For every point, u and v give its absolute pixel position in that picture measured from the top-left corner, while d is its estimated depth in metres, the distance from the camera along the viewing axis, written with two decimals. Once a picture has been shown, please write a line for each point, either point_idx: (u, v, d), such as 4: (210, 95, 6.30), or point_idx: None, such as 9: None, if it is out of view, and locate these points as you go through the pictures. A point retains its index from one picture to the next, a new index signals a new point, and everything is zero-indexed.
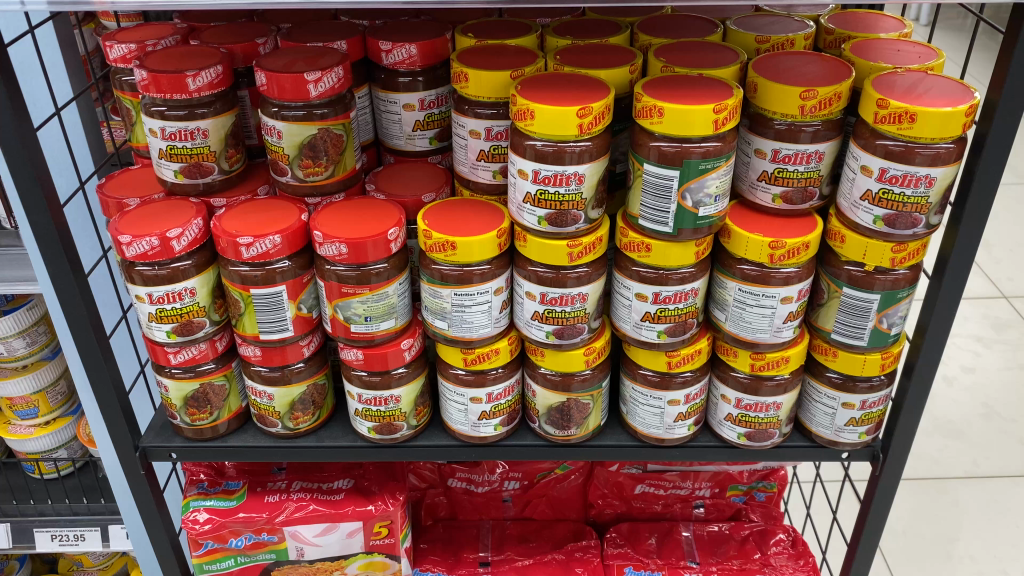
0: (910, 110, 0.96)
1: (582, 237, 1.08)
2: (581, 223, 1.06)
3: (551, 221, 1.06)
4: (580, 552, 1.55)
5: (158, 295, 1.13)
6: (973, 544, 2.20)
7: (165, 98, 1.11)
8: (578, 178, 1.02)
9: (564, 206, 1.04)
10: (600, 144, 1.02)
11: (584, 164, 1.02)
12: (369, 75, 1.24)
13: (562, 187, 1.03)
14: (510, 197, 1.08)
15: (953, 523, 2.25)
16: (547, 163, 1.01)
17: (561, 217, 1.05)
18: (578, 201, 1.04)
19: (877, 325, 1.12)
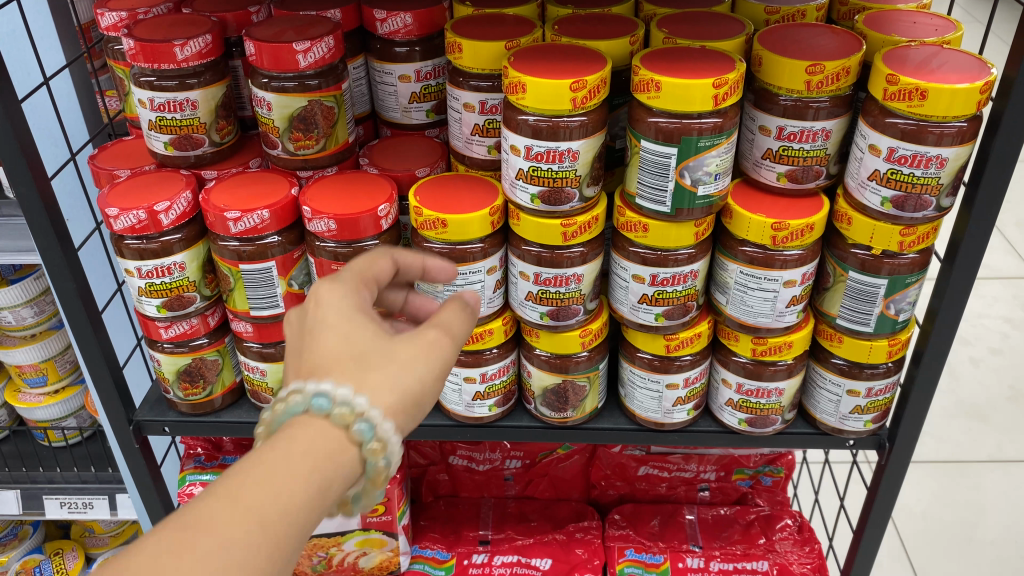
0: (921, 87, 0.91)
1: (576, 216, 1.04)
2: (576, 202, 1.03)
3: (545, 200, 1.02)
4: (580, 533, 1.52)
5: (148, 270, 1.11)
6: (994, 529, 2.14)
7: (154, 67, 1.09)
8: (572, 155, 0.98)
9: (558, 183, 1.00)
10: (596, 119, 0.98)
11: (579, 140, 0.98)
12: (365, 45, 1.20)
13: (555, 164, 0.99)
14: (504, 173, 1.05)
15: (974, 507, 2.20)
16: (541, 139, 0.97)
17: (556, 195, 1.01)
18: (572, 179, 1.00)
19: (884, 311, 1.07)
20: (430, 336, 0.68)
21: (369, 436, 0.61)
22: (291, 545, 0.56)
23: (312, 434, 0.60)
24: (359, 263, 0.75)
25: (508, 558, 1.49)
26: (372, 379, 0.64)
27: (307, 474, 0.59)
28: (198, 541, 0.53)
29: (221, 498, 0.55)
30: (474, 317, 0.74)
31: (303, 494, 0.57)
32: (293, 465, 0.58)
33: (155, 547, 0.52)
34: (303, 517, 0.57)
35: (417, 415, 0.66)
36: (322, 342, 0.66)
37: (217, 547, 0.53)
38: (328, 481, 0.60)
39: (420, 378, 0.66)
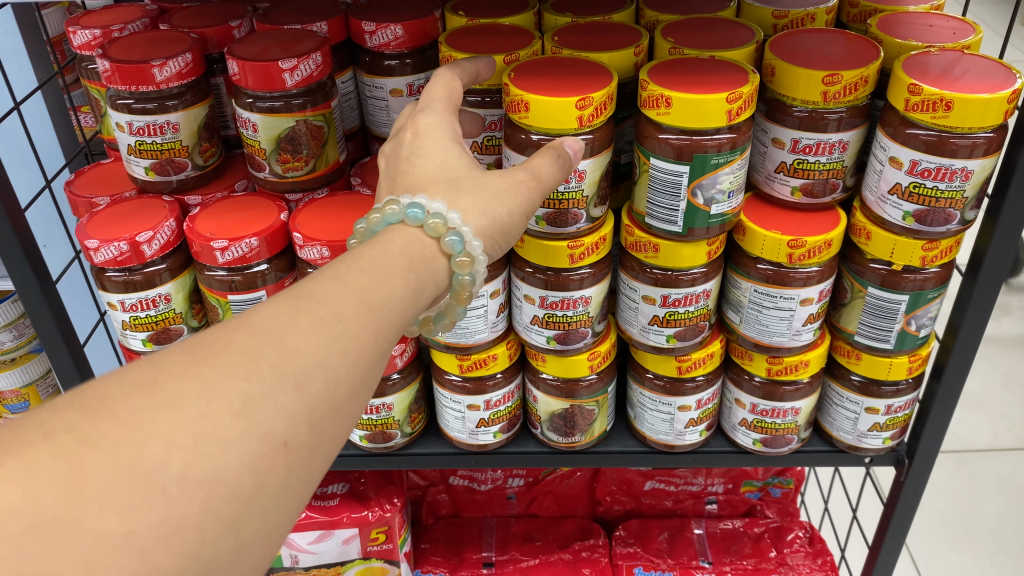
0: (946, 98, 0.86)
1: (583, 237, 0.99)
2: (583, 223, 0.97)
3: (550, 221, 0.97)
4: (587, 552, 1.48)
5: (132, 303, 1.05)
6: (993, 520, 2.09)
7: (131, 89, 1.03)
8: (578, 174, 0.93)
9: (563, 204, 0.95)
10: (601, 137, 0.93)
11: (585, 159, 0.92)
12: (353, 58, 1.15)
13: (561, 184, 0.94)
14: None
15: (971, 499, 2.15)
16: None
17: (561, 217, 0.96)
18: (579, 199, 0.95)
19: (904, 327, 1.03)
20: (514, 177, 0.79)
21: (458, 250, 0.72)
22: (390, 331, 0.62)
23: (410, 238, 0.70)
24: (439, 90, 0.86)
25: None
26: (463, 201, 0.76)
27: (406, 272, 0.67)
28: (313, 310, 0.58)
29: (333, 278, 0.61)
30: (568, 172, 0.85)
31: (400, 289, 0.64)
32: (391, 264, 0.66)
33: (274, 310, 0.57)
34: (401, 311, 0.64)
35: (499, 243, 0.79)
36: (418, 167, 0.78)
37: (331, 319, 0.58)
38: (419, 284, 0.67)
39: (505, 210, 0.78)
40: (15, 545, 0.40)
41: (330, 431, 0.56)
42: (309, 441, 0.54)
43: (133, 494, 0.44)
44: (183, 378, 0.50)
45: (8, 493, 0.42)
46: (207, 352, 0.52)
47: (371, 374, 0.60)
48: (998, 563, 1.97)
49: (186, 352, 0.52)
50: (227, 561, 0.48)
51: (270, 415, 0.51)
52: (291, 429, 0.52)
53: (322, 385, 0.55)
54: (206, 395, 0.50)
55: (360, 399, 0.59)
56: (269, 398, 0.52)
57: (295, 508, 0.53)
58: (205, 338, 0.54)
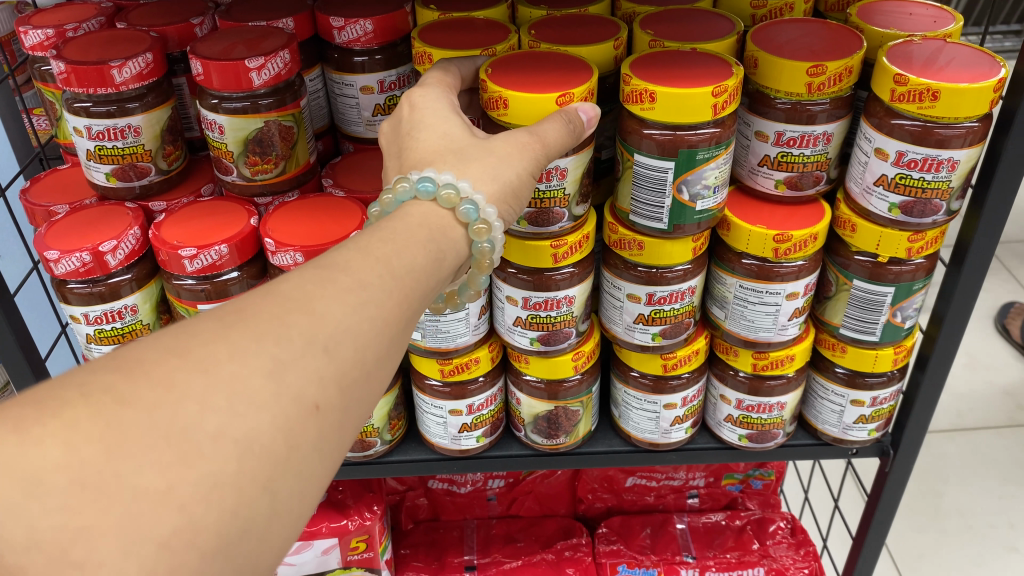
0: (932, 88, 0.85)
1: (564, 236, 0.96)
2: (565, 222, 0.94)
3: (531, 221, 0.94)
4: (570, 552, 1.45)
5: (95, 316, 1.01)
6: (961, 499, 2.02)
7: (89, 92, 0.98)
8: (560, 173, 0.90)
9: (545, 203, 0.92)
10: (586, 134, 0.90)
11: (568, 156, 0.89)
12: (321, 55, 1.11)
13: (542, 183, 0.90)
14: None
15: (938, 477, 2.08)
16: None
17: (543, 216, 0.93)
18: (561, 198, 0.92)
19: (890, 319, 1.02)
20: (521, 141, 0.79)
21: (474, 217, 0.73)
22: (416, 297, 0.63)
23: (426, 211, 0.72)
24: (434, 74, 0.88)
25: None
26: (472, 168, 0.76)
27: (428, 244, 0.68)
28: (337, 279, 0.58)
29: (354, 249, 0.61)
30: (575, 139, 0.84)
31: (422, 260, 0.65)
32: (409, 234, 0.67)
33: (299, 279, 0.57)
34: (424, 279, 0.64)
35: (510, 211, 0.80)
36: (421, 142, 0.79)
37: (357, 287, 0.58)
38: (439, 252, 0.68)
39: (514, 173, 0.78)
40: (60, 500, 0.41)
41: (359, 397, 0.56)
42: (340, 405, 0.54)
43: (172, 452, 0.45)
44: (217, 342, 0.50)
45: (52, 449, 0.42)
46: (239, 319, 0.52)
47: (396, 340, 0.60)
48: (967, 542, 1.91)
49: (218, 322, 0.52)
50: (264, 523, 0.48)
51: (302, 377, 0.52)
52: (323, 393, 0.53)
53: (352, 350, 0.55)
54: (237, 357, 0.50)
55: (386, 365, 0.59)
56: (299, 361, 0.52)
57: (329, 469, 0.54)
58: (236, 306, 0.54)
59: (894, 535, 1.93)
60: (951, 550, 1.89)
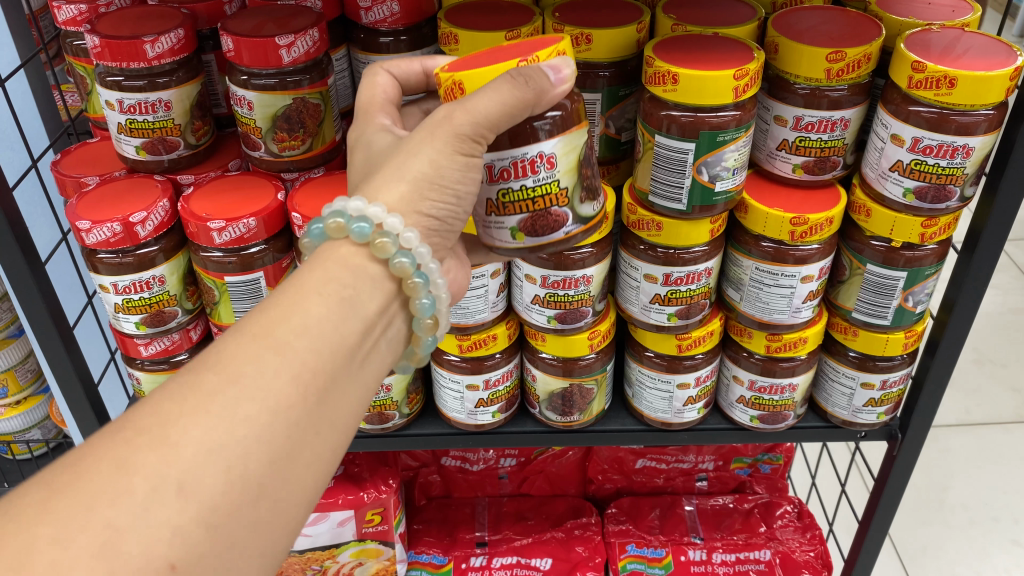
0: (950, 75, 0.87)
1: (574, 241, 0.82)
2: (570, 225, 0.80)
3: (528, 231, 0.79)
4: (579, 530, 1.48)
5: (125, 285, 1.03)
6: (966, 492, 2.04)
7: (121, 66, 1.00)
8: (547, 161, 0.75)
9: (540, 204, 0.77)
10: (574, 110, 0.76)
11: (551, 140, 0.75)
12: (347, 35, 1.12)
13: (529, 178, 0.76)
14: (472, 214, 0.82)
15: (944, 470, 2.09)
16: (501, 149, 0.75)
17: (539, 221, 0.78)
18: (558, 194, 0.77)
19: (902, 303, 1.04)
20: (434, 122, 0.74)
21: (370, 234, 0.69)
22: (309, 369, 0.61)
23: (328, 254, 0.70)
24: (365, 86, 0.89)
25: (507, 559, 1.45)
26: (377, 180, 0.74)
27: (331, 292, 0.66)
28: (205, 377, 0.57)
29: (232, 332, 0.61)
30: (529, 98, 0.71)
31: (319, 312, 0.64)
32: (307, 286, 0.65)
33: (166, 396, 0.57)
34: (326, 336, 0.63)
35: (438, 206, 0.75)
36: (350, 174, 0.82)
37: (230, 382, 0.57)
38: (344, 295, 0.66)
39: (426, 162, 0.73)
40: None
41: (235, 530, 0.55)
42: (210, 548, 0.53)
43: None
44: (36, 524, 0.49)
45: None
46: (68, 491, 0.50)
47: (295, 426, 0.59)
48: (971, 535, 1.93)
49: (47, 490, 0.50)
50: None
51: (147, 537, 0.50)
52: (181, 548, 0.51)
53: (222, 470, 0.54)
54: (59, 539, 0.48)
55: (280, 470, 0.58)
56: (142, 520, 0.51)
57: None
58: (77, 460, 0.52)
59: (899, 525, 1.95)
60: (955, 544, 1.91)
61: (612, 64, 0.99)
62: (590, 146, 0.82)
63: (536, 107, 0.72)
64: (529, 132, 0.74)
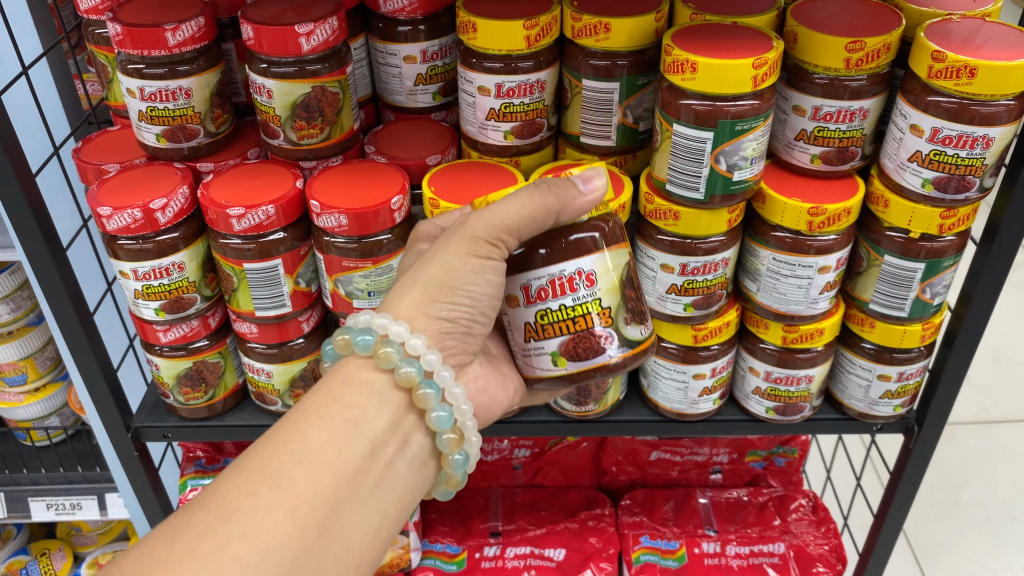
0: (970, 65, 0.86)
1: (622, 364, 0.85)
2: (615, 346, 0.84)
3: (569, 355, 0.83)
4: (593, 521, 1.48)
5: (144, 271, 1.04)
6: (982, 490, 2.02)
7: (142, 54, 1.01)
8: (585, 279, 0.81)
9: (579, 324, 0.82)
10: (611, 231, 0.83)
11: (588, 258, 0.81)
12: (365, 24, 1.13)
13: (567, 296, 0.81)
14: (515, 344, 0.87)
15: (960, 468, 2.08)
16: (538, 271, 0.81)
17: (580, 342, 0.83)
18: (598, 313, 0.82)
19: (919, 295, 1.04)
20: (455, 231, 0.82)
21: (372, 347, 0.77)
22: (306, 499, 0.66)
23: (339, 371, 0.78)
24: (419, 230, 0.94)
25: (521, 549, 1.45)
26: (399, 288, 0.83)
27: (334, 414, 0.73)
28: (204, 514, 0.63)
29: (239, 465, 0.67)
30: (549, 203, 0.78)
31: (321, 436, 0.70)
32: (310, 411, 0.72)
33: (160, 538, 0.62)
34: (327, 458, 0.70)
35: (449, 308, 0.82)
36: None
37: (223, 519, 0.63)
38: (347, 418, 0.73)
39: (440, 267, 0.81)
40: None
41: None
42: None
43: None
44: None
45: None
46: None
47: (293, 557, 0.64)
48: (986, 533, 1.92)
49: None
50: None
51: None
52: None
53: None
54: None
55: None
56: None
57: None
58: None
59: (914, 522, 1.94)
60: (970, 542, 1.90)
61: (630, 53, 1.00)
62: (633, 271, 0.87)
63: (561, 213, 0.79)
64: (568, 247, 0.80)
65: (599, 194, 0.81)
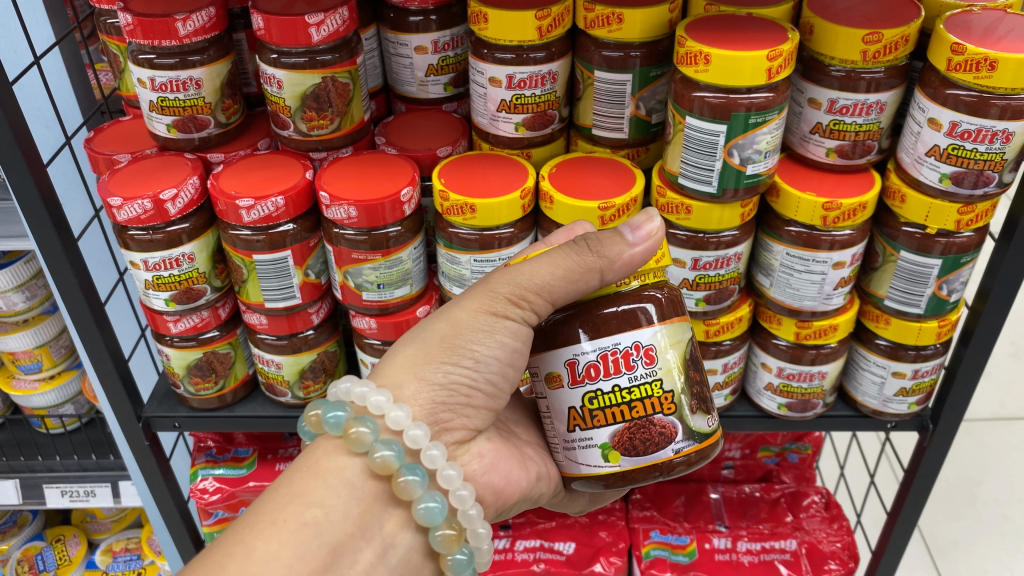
0: (990, 57, 0.84)
1: (684, 461, 0.76)
2: (679, 441, 0.75)
3: (624, 448, 0.75)
4: (603, 515, 1.47)
5: (154, 262, 1.04)
6: (999, 488, 2.00)
7: (153, 44, 1.01)
8: (646, 357, 0.73)
9: (638, 409, 0.74)
10: (672, 300, 0.76)
11: (649, 331, 0.73)
12: (377, 14, 1.12)
13: (624, 375, 0.73)
14: (556, 437, 0.78)
15: (977, 465, 2.06)
16: (593, 342, 0.73)
17: (639, 433, 0.74)
18: (660, 398, 0.74)
19: (936, 292, 1.02)
20: (477, 288, 0.80)
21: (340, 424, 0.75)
22: None
23: (307, 456, 0.76)
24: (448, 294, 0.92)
25: (530, 543, 1.44)
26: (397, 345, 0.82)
27: (291, 516, 0.70)
28: None
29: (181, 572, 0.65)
30: (589, 261, 0.75)
31: (269, 547, 0.68)
32: (263, 517, 0.70)
33: None
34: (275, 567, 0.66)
35: (447, 371, 0.79)
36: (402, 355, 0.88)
37: None
38: (306, 522, 0.70)
39: (448, 322, 0.80)
40: None
41: None
42: None
43: None
44: None
45: None
46: None
47: None
48: (1003, 531, 1.89)
49: None
50: None
51: None
52: None
53: None
54: None
55: None
56: None
57: None
58: None
59: (929, 519, 1.92)
60: (986, 539, 1.88)
61: (643, 44, 0.98)
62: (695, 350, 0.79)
63: (606, 272, 0.74)
64: (626, 317, 0.73)
65: (650, 242, 0.76)
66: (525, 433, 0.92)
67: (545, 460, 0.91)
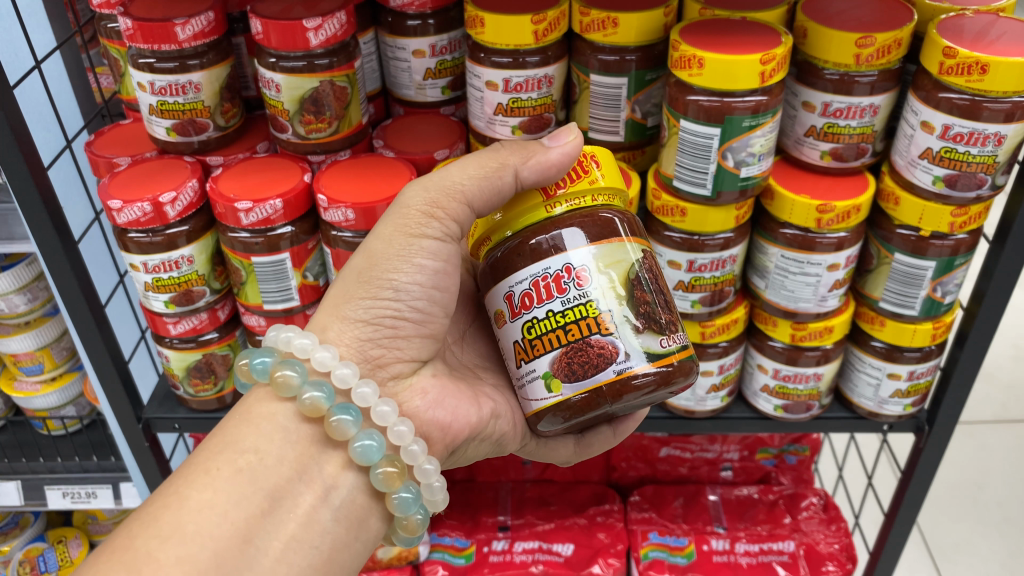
0: (981, 60, 0.85)
1: (631, 384, 0.73)
2: (621, 361, 0.72)
3: (564, 373, 0.73)
4: (602, 517, 1.48)
5: (154, 264, 1.05)
6: (1001, 489, 2.00)
7: (154, 48, 1.01)
8: (577, 279, 0.72)
9: (574, 331, 0.73)
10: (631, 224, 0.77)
11: (578, 251, 0.73)
12: (375, 18, 1.13)
13: (556, 299, 0.73)
14: (512, 377, 0.79)
15: (979, 467, 2.06)
16: (524, 270, 0.74)
17: (577, 355, 0.73)
18: (595, 318, 0.72)
19: (930, 294, 1.03)
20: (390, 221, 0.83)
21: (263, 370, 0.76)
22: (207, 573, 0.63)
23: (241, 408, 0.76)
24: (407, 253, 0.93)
25: (529, 544, 1.45)
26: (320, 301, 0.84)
27: (223, 464, 0.70)
28: None
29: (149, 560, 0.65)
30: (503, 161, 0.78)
31: (203, 496, 0.67)
32: (195, 468, 0.69)
33: None
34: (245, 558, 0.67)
35: (368, 306, 0.80)
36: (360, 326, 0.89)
37: None
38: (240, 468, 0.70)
39: (364, 254, 0.82)
40: None
41: None
42: None
43: None
44: None
45: None
46: None
47: None
48: (1004, 532, 1.89)
49: None
50: None
51: None
52: None
53: None
54: None
55: None
56: None
57: None
58: None
59: (930, 522, 1.92)
60: (987, 541, 1.88)
61: (639, 48, 0.99)
62: (653, 276, 0.77)
63: (520, 168, 0.77)
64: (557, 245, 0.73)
65: (567, 142, 0.78)
66: (491, 376, 0.93)
67: (506, 397, 0.91)
